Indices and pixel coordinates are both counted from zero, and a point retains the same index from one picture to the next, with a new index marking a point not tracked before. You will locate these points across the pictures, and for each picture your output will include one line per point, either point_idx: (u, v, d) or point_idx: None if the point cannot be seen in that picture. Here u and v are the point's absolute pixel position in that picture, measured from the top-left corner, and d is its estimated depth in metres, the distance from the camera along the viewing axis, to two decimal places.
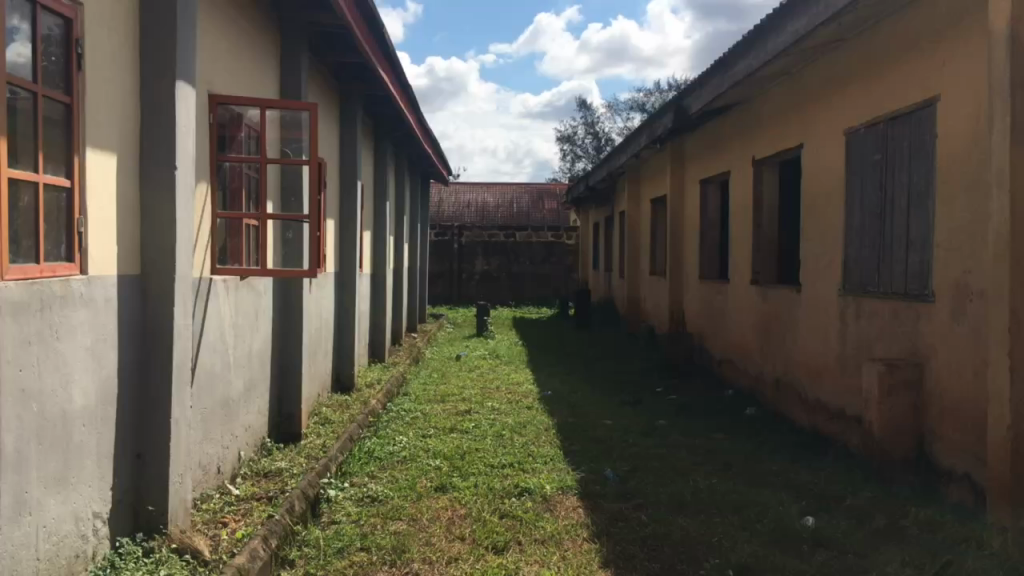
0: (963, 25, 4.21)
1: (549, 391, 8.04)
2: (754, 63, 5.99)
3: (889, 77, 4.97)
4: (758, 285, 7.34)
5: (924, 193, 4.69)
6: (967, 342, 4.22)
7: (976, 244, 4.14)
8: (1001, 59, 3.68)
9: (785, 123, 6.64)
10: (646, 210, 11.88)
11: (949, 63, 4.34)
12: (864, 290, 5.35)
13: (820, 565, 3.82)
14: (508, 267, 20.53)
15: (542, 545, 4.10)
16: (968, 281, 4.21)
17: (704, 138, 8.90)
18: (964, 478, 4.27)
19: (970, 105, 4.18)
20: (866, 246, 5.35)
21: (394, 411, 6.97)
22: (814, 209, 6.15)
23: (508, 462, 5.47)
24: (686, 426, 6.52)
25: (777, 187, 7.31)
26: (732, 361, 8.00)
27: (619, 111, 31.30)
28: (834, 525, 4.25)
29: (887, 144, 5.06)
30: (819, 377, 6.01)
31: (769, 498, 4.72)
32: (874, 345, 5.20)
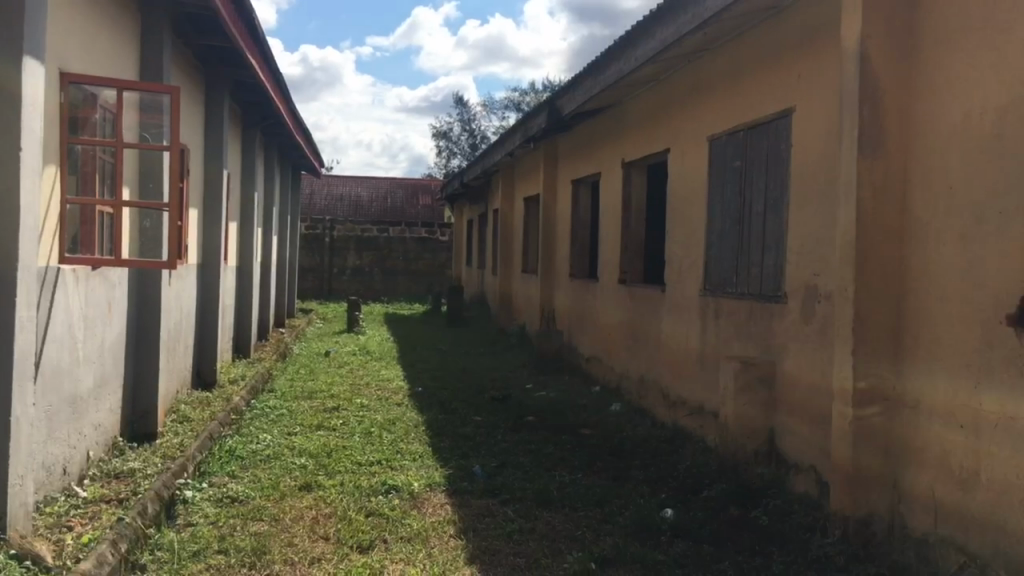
0: (816, 41, 4.45)
1: (420, 387, 8.00)
2: (625, 67, 6.14)
3: (750, 86, 5.20)
4: (625, 283, 7.54)
5: (780, 199, 4.93)
6: (815, 342, 4.47)
7: (824, 249, 4.38)
8: (851, 75, 3.91)
9: (653, 128, 6.84)
10: (519, 208, 12.00)
11: (804, 77, 4.57)
12: (724, 290, 5.58)
13: (676, 555, 3.95)
14: (381, 262, 20.30)
15: (408, 543, 4.07)
16: (817, 283, 4.46)
17: (576, 139, 9.06)
18: (809, 470, 4.52)
19: (821, 117, 4.42)
20: (726, 248, 5.58)
21: (258, 408, 6.76)
22: (678, 211, 6.36)
23: (376, 460, 5.40)
24: (553, 422, 6.62)
25: (644, 189, 7.52)
26: (600, 358, 8.18)
27: (495, 110, 31.52)
28: (690, 516, 4.40)
29: (747, 151, 5.29)
30: (680, 374, 6.23)
31: (631, 492, 4.86)
32: (731, 343, 5.43)
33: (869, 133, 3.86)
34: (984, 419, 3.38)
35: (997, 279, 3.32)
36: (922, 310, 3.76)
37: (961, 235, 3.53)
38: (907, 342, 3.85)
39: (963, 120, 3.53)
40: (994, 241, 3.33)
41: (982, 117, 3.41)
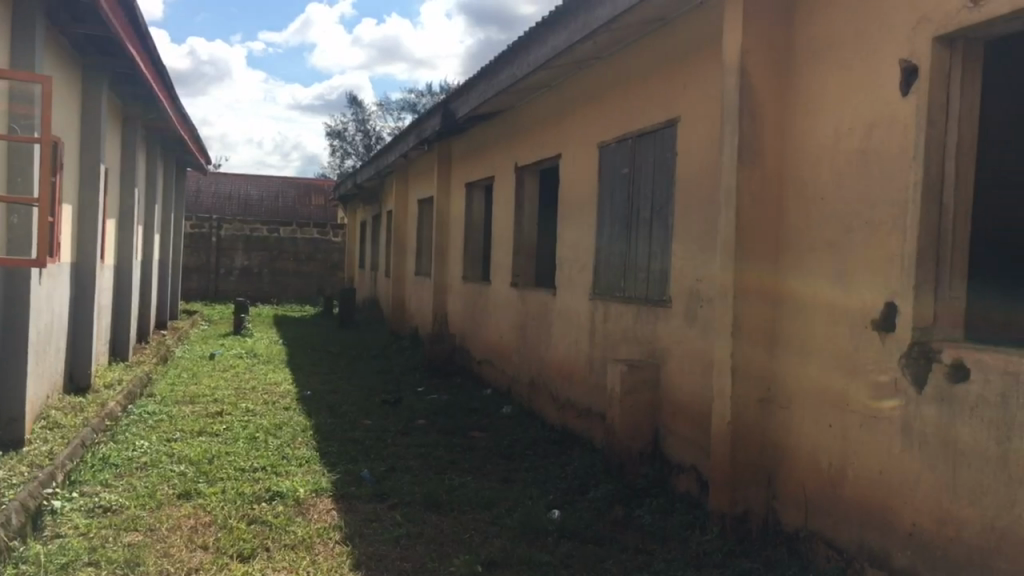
0: (701, 54, 4.59)
1: (309, 390, 7.84)
2: (519, 73, 6.19)
3: (639, 96, 5.33)
4: (517, 287, 7.60)
5: (666, 206, 5.06)
6: (697, 345, 4.61)
7: (706, 255, 4.53)
8: (731, 88, 4.05)
9: (546, 133, 6.92)
10: (413, 210, 11.94)
11: (689, 89, 4.72)
12: (611, 294, 5.69)
13: (562, 555, 4.00)
14: (270, 263, 19.83)
15: (291, 551, 3.98)
16: (699, 288, 4.60)
17: (470, 142, 9.08)
18: (689, 469, 4.67)
19: (704, 128, 4.57)
20: (613, 253, 5.70)
21: (136, 414, 6.49)
22: (569, 216, 6.45)
23: (261, 466, 5.27)
24: (444, 424, 6.61)
25: (536, 194, 7.60)
26: (491, 361, 8.23)
27: (391, 110, 31.28)
28: (576, 517, 4.47)
29: (634, 159, 5.41)
30: (570, 377, 6.33)
31: (519, 494, 4.89)
32: (618, 346, 5.55)
33: (749, 144, 4.00)
34: (851, 419, 3.55)
35: (864, 286, 3.49)
36: (797, 314, 3.93)
37: (830, 244, 3.71)
38: (782, 345, 4.02)
39: (834, 135, 3.71)
40: (861, 250, 3.51)
41: (851, 133, 3.60)
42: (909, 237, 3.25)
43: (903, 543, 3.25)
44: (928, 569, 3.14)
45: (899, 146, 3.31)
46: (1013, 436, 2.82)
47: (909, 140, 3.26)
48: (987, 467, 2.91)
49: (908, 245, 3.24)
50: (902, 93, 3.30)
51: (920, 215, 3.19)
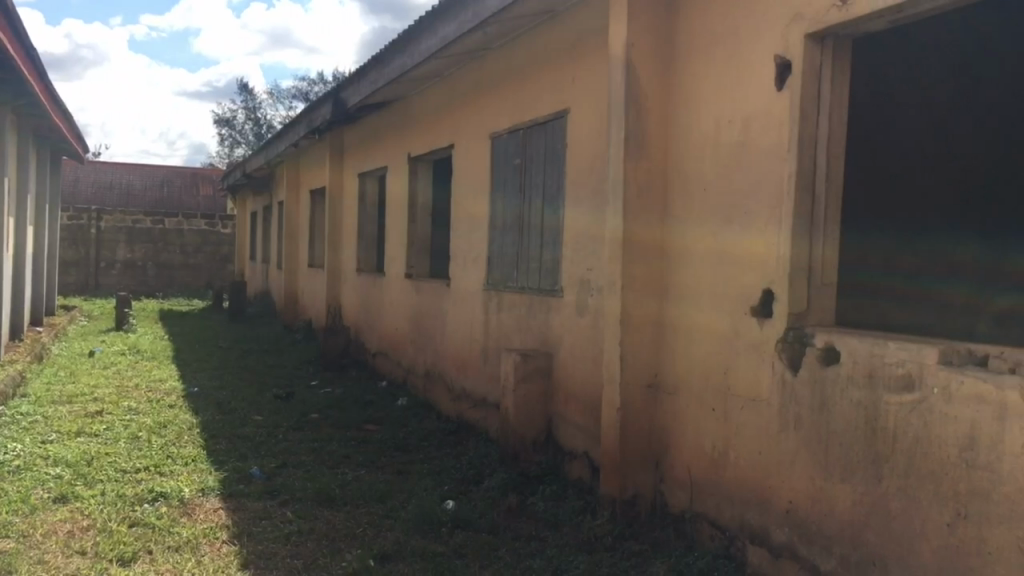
0: (589, 47, 4.65)
1: (196, 387, 7.59)
2: (409, 62, 6.13)
3: (529, 87, 5.36)
4: (411, 278, 7.55)
5: (556, 196, 5.11)
6: (587, 333, 4.69)
7: (596, 245, 4.60)
8: (618, 80, 4.12)
9: (438, 123, 6.88)
10: (305, 200, 11.71)
11: (578, 81, 4.77)
12: (505, 284, 5.72)
13: (456, 545, 4.01)
14: (155, 256, 19.08)
15: (175, 553, 3.85)
16: (589, 278, 4.67)
17: (362, 131, 8.95)
18: (581, 456, 4.75)
19: (593, 120, 4.64)
20: (506, 243, 5.73)
21: (7, 415, 6.14)
22: (462, 207, 6.44)
23: (143, 466, 5.08)
24: (338, 418, 6.52)
25: (430, 184, 7.56)
26: (386, 353, 8.16)
27: (282, 99, 30.55)
28: (470, 506, 4.48)
29: (525, 149, 5.44)
30: (464, 367, 6.34)
31: (413, 485, 4.88)
32: (512, 336, 5.59)
33: (634, 137, 4.08)
34: (732, 403, 3.68)
35: (744, 275, 3.62)
36: (681, 302, 4.04)
37: (712, 233, 3.83)
38: (668, 333, 4.13)
39: (715, 127, 3.82)
40: (741, 240, 3.63)
41: (731, 125, 3.71)
42: (784, 227, 3.37)
43: (781, 520, 3.40)
44: (803, 544, 3.29)
45: (775, 139, 3.43)
46: (879, 415, 2.97)
47: (785, 133, 3.38)
48: (856, 446, 3.06)
49: (784, 234, 3.37)
50: (778, 88, 3.42)
51: (794, 206, 3.32)
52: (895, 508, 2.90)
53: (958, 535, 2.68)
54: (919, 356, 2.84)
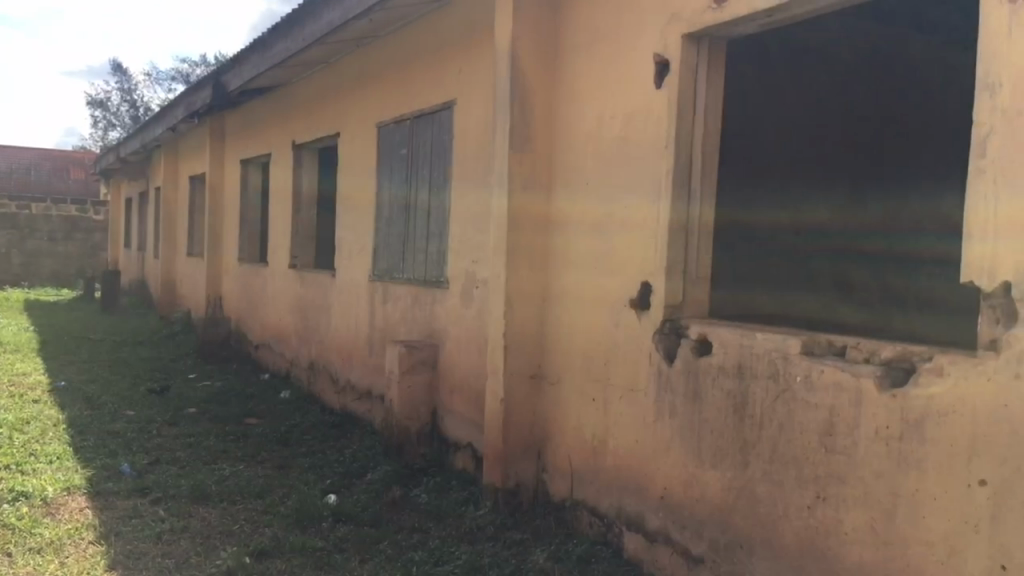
0: (476, 38, 4.65)
1: (63, 381, 7.22)
2: (293, 47, 5.98)
3: (417, 77, 5.32)
4: (295, 268, 7.39)
5: (442, 188, 5.10)
6: (472, 325, 4.70)
7: (481, 237, 4.62)
8: (503, 72, 4.14)
9: (324, 111, 6.75)
10: (184, 187, 11.29)
11: (465, 72, 4.77)
12: (391, 275, 5.68)
13: (337, 540, 3.95)
14: (20, 243, 18.02)
15: (36, 555, 3.66)
16: (475, 270, 4.68)
17: (245, 117, 8.69)
18: (466, 447, 4.77)
19: (479, 112, 4.64)
20: (392, 234, 5.67)
21: None
22: (348, 196, 6.35)
23: (3, 465, 4.79)
24: (217, 411, 6.32)
25: (315, 172, 7.41)
26: (269, 344, 7.97)
27: (161, 81, 29.35)
28: (352, 500, 4.42)
29: (412, 139, 5.40)
30: (349, 359, 6.26)
31: (294, 480, 4.78)
32: (397, 327, 5.55)
33: (519, 130, 4.11)
34: (611, 392, 3.76)
35: (624, 267, 3.70)
36: (564, 294, 4.10)
37: (594, 227, 3.90)
38: (551, 324, 4.19)
39: (597, 122, 3.88)
40: (621, 233, 3.72)
41: (612, 120, 3.79)
42: (661, 223, 3.47)
43: (656, 506, 3.51)
44: (677, 529, 3.41)
45: (653, 135, 3.52)
46: (748, 403, 3.10)
47: (662, 131, 3.47)
48: (726, 433, 3.18)
49: (661, 229, 3.46)
50: (656, 86, 3.51)
51: (671, 201, 3.41)
52: (761, 493, 3.03)
53: (818, 517, 2.82)
54: (783, 347, 2.97)
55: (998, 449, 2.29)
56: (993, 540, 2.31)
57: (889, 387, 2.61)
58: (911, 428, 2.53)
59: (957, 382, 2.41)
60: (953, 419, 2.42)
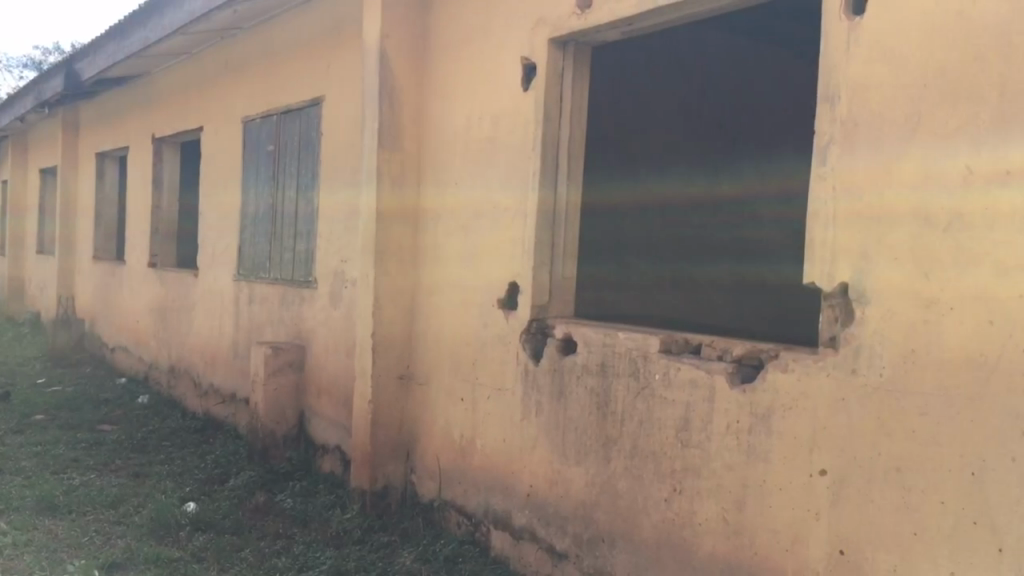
0: (345, 33, 4.58)
1: None
2: (153, 36, 5.73)
3: (284, 71, 5.19)
4: (154, 267, 7.08)
5: (310, 186, 4.98)
6: (341, 325, 4.63)
7: (349, 236, 4.55)
8: (372, 69, 4.09)
9: (186, 104, 6.49)
10: (34, 181, 10.64)
11: (334, 67, 4.68)
12: (256, 275, 5.51)
13: (195, 550, 3.80)
14: None
15: None
16: (343, 269, 4.61)
17: (101, 107, 8.27)
18: (334, 449, 4.69)
19: (347, 109, 4.57)
20: (258, 232, 5.51)
21: None
22: (212, 192, 6.13)
23: None
24: (67, 418, 5.98)
25: (176, 167, 7.12)
26: (127, 346, 7.61)
27: (11, 66, 27.54)
28: (213, 507, 4.27)
29: (279, 135, 5.26)
30: (212, 361, 6.05)
31: (151, 488, 4.57)
32: (263, 328, 5.40)
33: (387, 128, 4.07)
34: (479, 392, 3.78)
35: (492, 268, 3.72)
36: (433, 294, 4.09)
37: (462, 227, 3.91)
38: (420, 324, 4.17)
39: (466, 123, 3.89)
40: (489, 234, 3.74)
41: (481, 121, 3.80)
42: (528, 223, 3.50)
43: (523, 504, 3.55)
44: (542, 525, 3.46)
45: (520, 137, 3.56)
46: (610, 400, 3.17)
47: (529, 133, 3.51)
48: (589, 430, 3.25)
49: (528, 230, 3.50)
50: (524, 88, 3.55)
51: (538, 202, 3.45)
52: (622, 487, 3.11)
53: (674, 510, 2.92)
54: (643, 345, 3.06)
55: (836, 440, 2.44)
56: (832, 526, 2.45)
57: (740, 383, 2.74)
58: (759, 422, 2.65)
59: (801, 377, 2.54)
60: (797, 413, 2.55)
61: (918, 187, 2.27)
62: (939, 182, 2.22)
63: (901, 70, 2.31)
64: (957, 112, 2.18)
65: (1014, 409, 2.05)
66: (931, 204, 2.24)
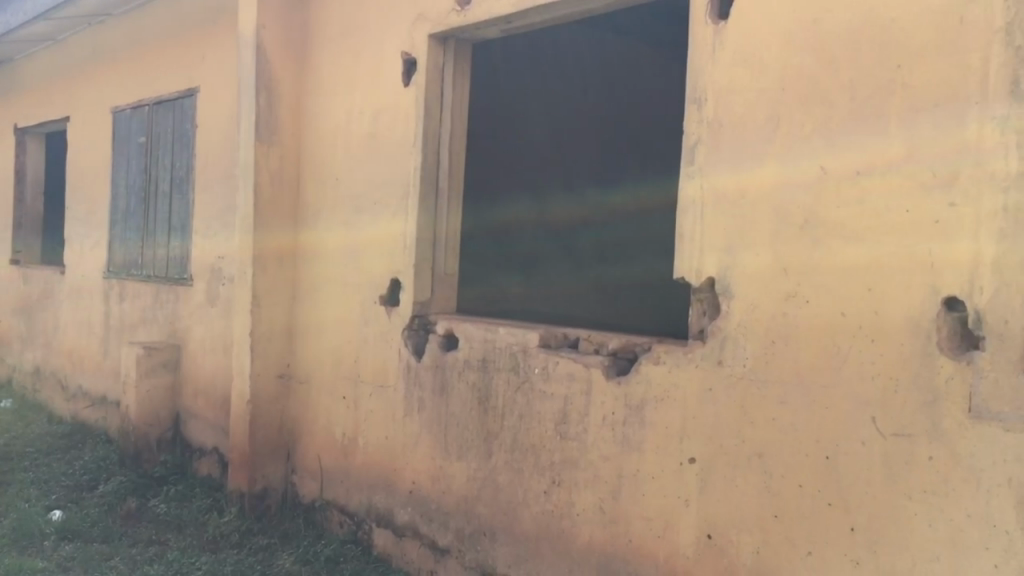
0: (220, 23, 4.46)
1: None
2: (13, 19, 5.42)
3: (157, 60, 5.01)
4: (17, 264, 6.70)
5: (184, 180, 4.82)
6: (217, 324, 4.50)
7: (225, 232, 4.43)
8: (248, 61, 4.00)
9: (51, 92, 6.17)
10: None
11: (209, 58, 4.55)
12: (128, 272, 5.29)
13: (61, 560, 3.63)
14: None
15: None
16: (220, 265, 4.48)
17: None
18: (212, 452, 4.56)
19: (223, 101, 4.45)
20: (129, 228, 5.29)
21: None
22: (79, 185, 5.85)
23: None
24: None
25: (41, 159, 6.76)
26: None
27: None
28: (81, 515, 4.08)
29: (151, 127, 5.07)
30: (81, 362, 5.77)
31: (13, 497, 4.32)
32: (135, 328, 5.19)
33: (265, 121, 3.98)
34: (360, 390, 3.74)
35: (373, 264, 3.69)
36: (312, 292, 4.02)
37: (343, 223, 3.86)
38: (300, 322, 4.09)
39: (347, 118, 3.85)
40: (370, 230, 3.71)
41: (361, 116, 3.77)
42: (410, 219, 3.49)
43: (405, 501, 3.54)
44: (424, 522, 3.46)
45: (401, 133, 3.54)
46: (491, 395, 3.20)
47: (409, 128, 3.50)
48: (470, 425, 3.27)
49: (410, 225, 3.48)
50: (404, 83, 3.54)
51: (420, 198, 3.44)
52: (503, 481, 3.15)
53: (553, 501, 2.97)
54: (523, 340, 3.09)
55: (705, 429, 2.53)
56: (701, 512, 2.54)
57: (615, 375, 2.81)
58: (633, 413, 2.73)
59: (672, 369, 2.63)
60: (668, 404, 2.64)
61: (778, 185, 2.38)
62: (796, 182, 2.33)
63: (761, 74, 2.42)
64: (813, 114, 2.30)
65: (864, 395, 2.18)
66: (788, 202, 2.35)
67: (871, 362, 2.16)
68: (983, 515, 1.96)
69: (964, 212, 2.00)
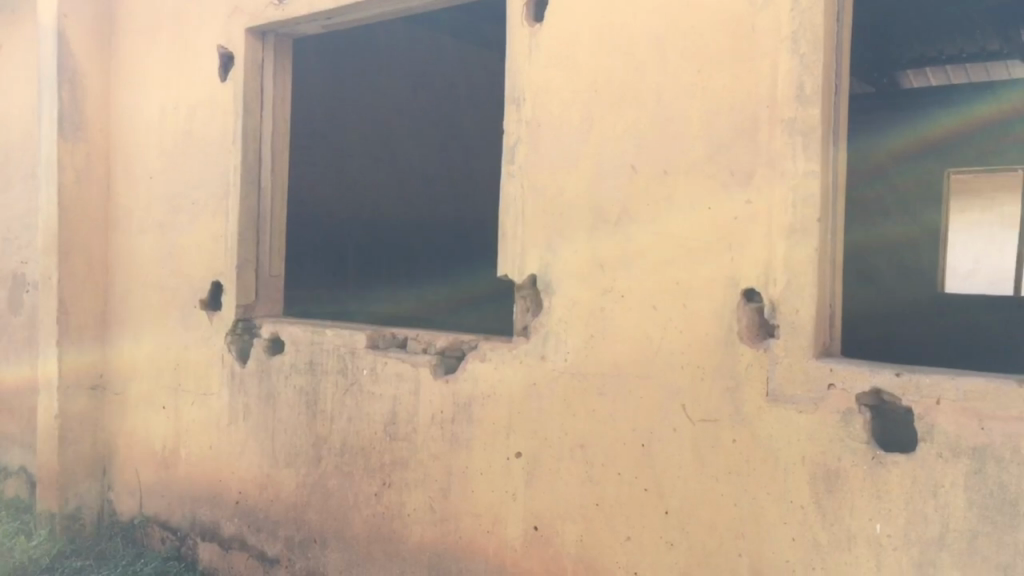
0: (19, 9, 4.14)
1: None
2: None
3: None
4: None
5: None
6: (22, 334, 4.17)
7: (29, 235, 4.11)
8: (49, 51, 3.73)
9: None
10: None
11: (7, 47, 4.21)
12: None
13: None
14: None
15: None
16: (24, 271, 4.15)
17: None
18: (19, 471, 4.22)
19: (24, 94, 4.13)
20: None
21: None
22: None
23: None
24: None
25: None
26: None
27: None
28: None
29: None
30: None
31: None
32: None
33: (69, 116, 3.73)
34: (180, 399, 3.57)
35: (191, 266, 3.53)
36: (126, 298, 3.80)
37: (158, 225, 3.67)
38: (113, 330, 3.86)
39: (160, 113, 3.66)
40: (188, 230, 3.54)
41: (175, 112, 3.59)
42: (230, 220, 3.36)
43: (230, 512, 3.41)
44: (251, 532, 3.34)
45: (218, 130, 3.41)
46: (319, 399, 3.13)
47: (228, 125, 3.37)
48: (297, 431, 3.19)
49: (230, 226, 3.36)
50: (221, 78, 3.41)
51: (240, 198, 3.33)
52: (332, 486, 3.09)
53: (383, 503, 2.94)
54: (350, 341, 3.04)
55: (529, 423, 2.58)
56: (527, 504, 2.59)
57: (441, 374, 2.81)
58: (461, 411, 2.75)
59: (496, 366, 2.66)
60: (494, 401, 2.67)
61: (592, 185, 2.45)
62: (609, 181, 2.41)
63: (574, 76, 2.49)
64: (624, 116, 2.38)
65: (674, 384, 2.28)
66: (602, 202, 2.43)
67: (680, 352, 2.27)
68: (781, 492, 2.09)
69: (758, 209, 2.13)
